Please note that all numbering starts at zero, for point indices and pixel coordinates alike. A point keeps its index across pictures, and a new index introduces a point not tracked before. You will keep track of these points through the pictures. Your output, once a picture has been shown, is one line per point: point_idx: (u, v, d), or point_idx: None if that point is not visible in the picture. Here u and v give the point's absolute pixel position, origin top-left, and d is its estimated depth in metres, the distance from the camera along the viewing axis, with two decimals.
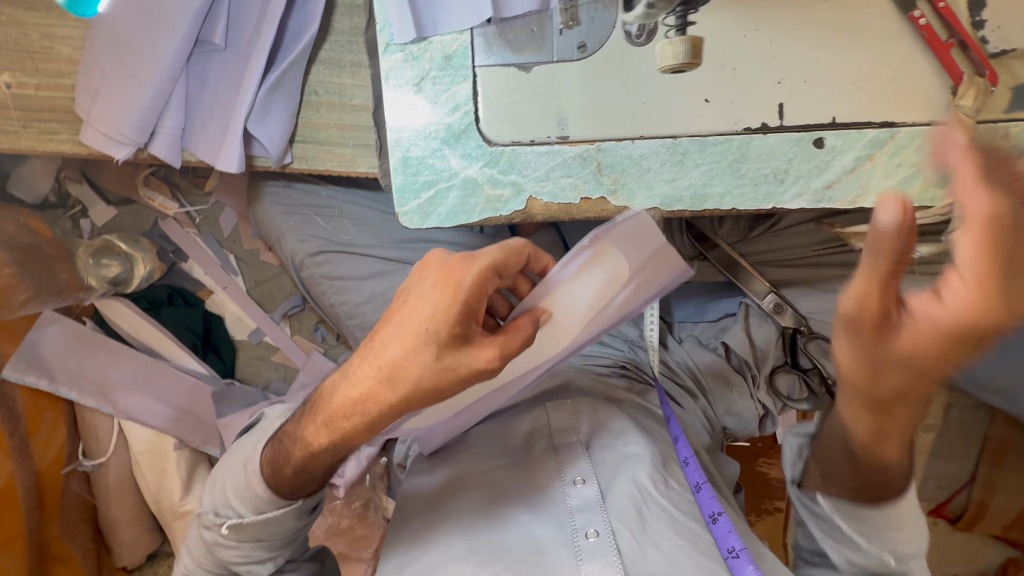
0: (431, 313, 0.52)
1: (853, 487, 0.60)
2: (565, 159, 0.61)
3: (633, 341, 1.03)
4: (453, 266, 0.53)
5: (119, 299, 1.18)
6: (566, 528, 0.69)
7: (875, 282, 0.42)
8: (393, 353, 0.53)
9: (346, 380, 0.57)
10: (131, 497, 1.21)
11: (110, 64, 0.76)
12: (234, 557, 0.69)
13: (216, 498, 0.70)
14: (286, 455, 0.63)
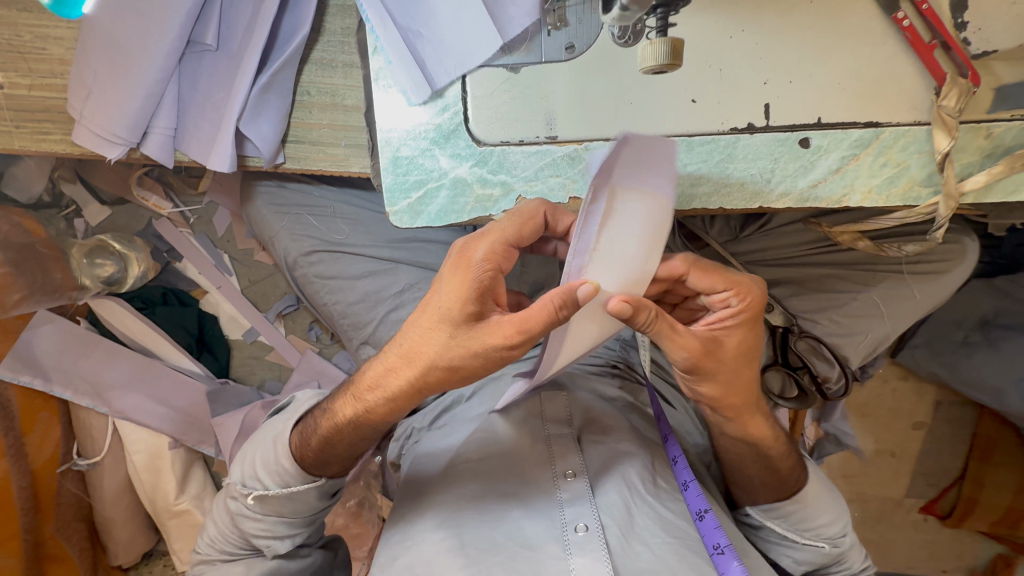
0: (448, 291, 0.54)
1: (773, 489, 0.74)
2: (554, 158, 0.61)
3: (625, 341, 1.02)
4: (470, 246, 0.55)
5: (113, 300, 1.18)
6: (556, 523, 0.70)
7: (696, 342, 0.60)
8: (415, 331, 0.56)
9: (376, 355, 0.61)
10: (127, 497, 1.22)
11: (102, 63, 0.76)
12: (257, 530, 0.70)
13: (242, 470, 0.72)
14: (314, 426, 0.66)
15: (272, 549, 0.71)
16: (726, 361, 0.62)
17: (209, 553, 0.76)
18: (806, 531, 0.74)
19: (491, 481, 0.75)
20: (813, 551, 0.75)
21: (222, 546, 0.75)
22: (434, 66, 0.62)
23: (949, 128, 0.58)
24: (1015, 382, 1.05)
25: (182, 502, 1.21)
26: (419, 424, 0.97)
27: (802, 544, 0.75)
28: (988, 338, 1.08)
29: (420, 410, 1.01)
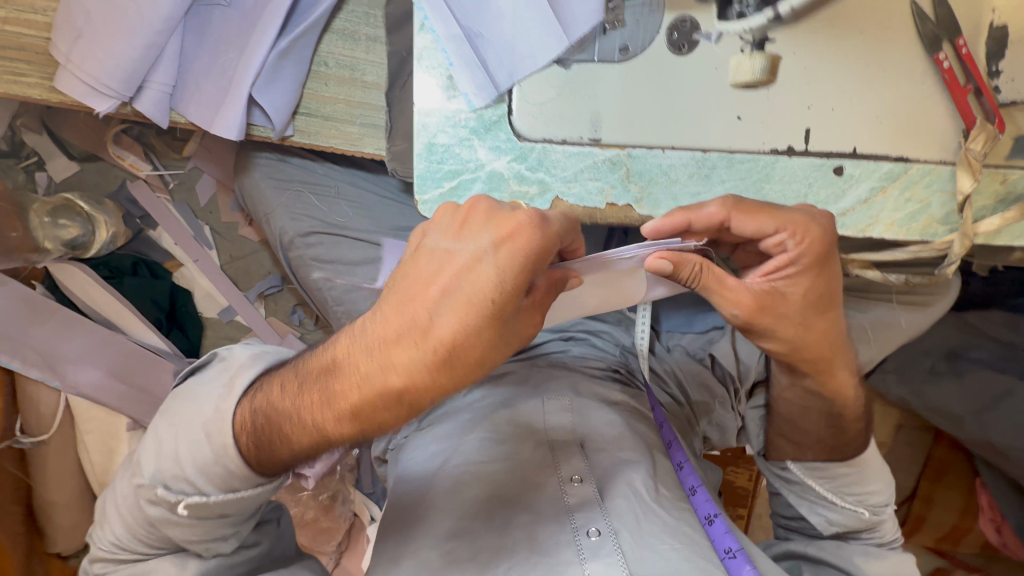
0: (502, 267, 0.47)
1: (827, 449, 0.77)
2: (595, 161, 0.60)
3: (625, 347, 1.04)
4: (506, 217, 0.49)
5: (76, 265, 1.07)
6: (566, 528, 0.70)
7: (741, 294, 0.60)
8: (452, 319, 0.47)
9: (367, 357, 0.49)
10: (73, 479, 1.12)
11: (97, 4, 0.68)
12: (189, 535, 0.63)
13: (163, 468, 0.61)
14: (283, 439, 0.55)
15: (213, 550, 0.65)
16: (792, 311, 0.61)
17: (115, 550, 0.67)
18: (847, 493, 0.76)
19: (501, 484, 0.76)
20: (850, 515, 0.77)
21: (136, 543, 0.65)
22: (484, 55, 0.59)
23: (974, 170, 0.60)
24: (974, 410, 1.10)
25: None
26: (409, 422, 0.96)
27: (837, 504, 0.77)
28: (952, 368, 1.14)
29: None
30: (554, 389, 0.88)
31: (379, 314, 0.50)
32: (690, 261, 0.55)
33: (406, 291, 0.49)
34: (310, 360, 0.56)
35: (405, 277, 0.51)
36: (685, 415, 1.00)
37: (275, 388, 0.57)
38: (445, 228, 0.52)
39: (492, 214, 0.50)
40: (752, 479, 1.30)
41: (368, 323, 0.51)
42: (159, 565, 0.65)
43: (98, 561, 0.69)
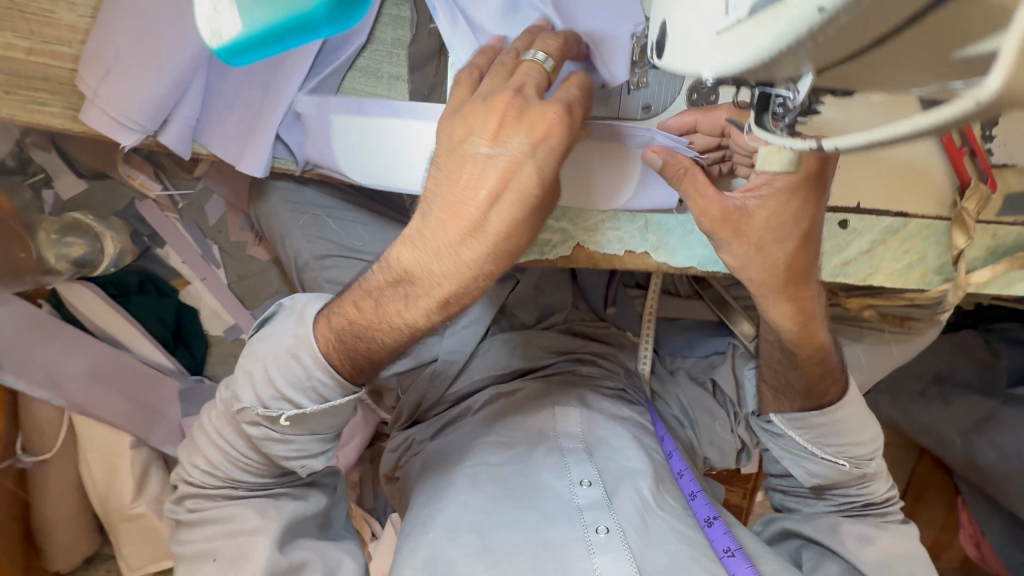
0: (547, 156, 0.52)
1: (803, 397, 0.78)
2: (616, 213, 0.64)
3: (629, 371, 1.07)
4: (535, 104, 0.52)
5: (83, 284, 1.08)
6: (577, 526, 0.74)
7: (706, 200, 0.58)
8: (504, 216, 0.52)
9: (438, 261, 0.55)
10: (71, 497, 1.11)
11: (127, 41, 0.69)
12: (287, 451, 0.68)
13: (260, 393, 0.65)
14: (371, 336, 0.60)
15: (307, 467, 0.71)
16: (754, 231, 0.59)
17: (206, 479, 0.73)
18: (835, 452, 0.79)
19: (515, 484, 0.79)
20: (830, 466, 0.79)
21: (231, 471, 0.72)
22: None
23: (967, 227, 0.64)
24: (962, 434, 1.13)
25: (139, 505, 1.08)
26: (420, 437, 1.02)
27: (820, 458, 0.79)
28: (941, 393, 1.18)
29: (422, 421, 1.05)
30: (565, 398, 0.92)
31: (434, 223, 0.55)
32: (680, 162, 0.57)
33: (455, 197, 0.53)
34: (375, 276, 0.60)
35: (450, 184, 0.54)
36: (685, 438, 1.05)
37: (349, 306, 0.61)
38: (480, 129, 0.53)
39: (518, 102, 0.52)
40: (746, 497, 1.34)
41: (427, 234, 0.55)
42: (241, 512, 0.70)
43: (188, 498, 0.74)
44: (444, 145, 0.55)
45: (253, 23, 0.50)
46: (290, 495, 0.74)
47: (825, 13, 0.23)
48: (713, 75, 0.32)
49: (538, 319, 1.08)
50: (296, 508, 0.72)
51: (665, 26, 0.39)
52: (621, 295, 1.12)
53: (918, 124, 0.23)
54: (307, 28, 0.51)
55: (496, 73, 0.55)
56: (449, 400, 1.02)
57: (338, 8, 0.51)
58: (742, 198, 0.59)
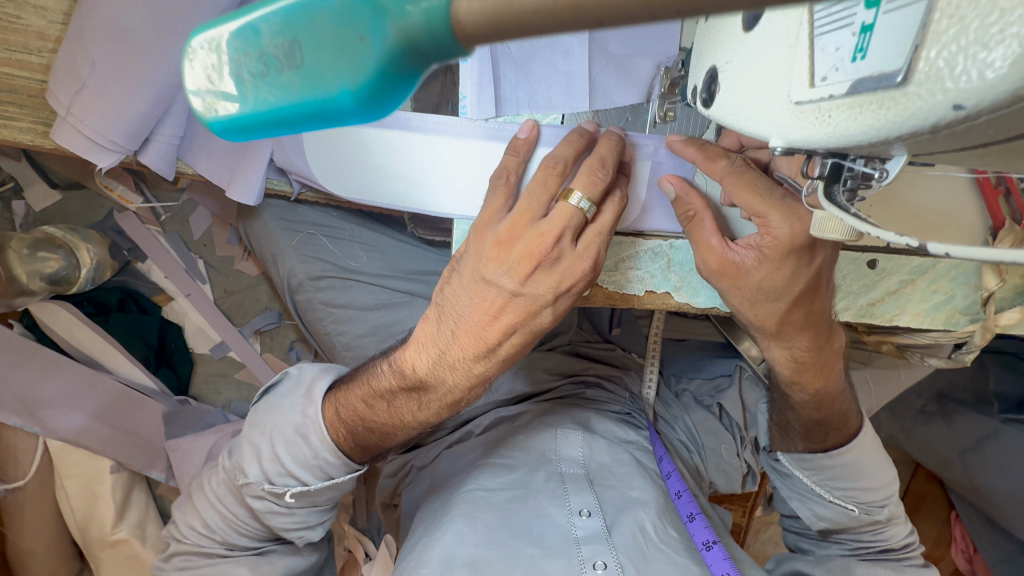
0: (566, 301, 0.53)
1: (803, 436, 0.69)
2: (636, 251, 0.60)
3: (634, 394, 1.03)
4: (568, 254, 0.50)
5: (58, 302, 1.02)
6: (574, 561, 0.69)
7: (706, 249, 0.53)
8: (516, 346, 0.54)
9: (450, 373, 0.55)
10: (49, 527, 1.03)
11: (104, 54, 0.62)
12: (288, 523, 0.64)
13: (265, 469, 0.62)
14: (387, 434, 0.60)
15: (304, 539, 0.67)
16: (752, 288, 0.53)
17: (201, 543, 0.68)
18: (841, 493, 0.69)
19: (509, 515, 0.74)
20: (839, 511, 0.70)
21: (225, 537, 0.67)
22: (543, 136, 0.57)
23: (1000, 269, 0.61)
24: (961, 452, 1.09)
25: (120, 531, 1.01)
26: (419, 463, 0.98)
27: (828, 501, 0.70)
28: (942, 409, 1.13)
29: (422, 446, 1.01)
30: (567, 422, 0.88)
31: (449, 338, 0.54)
32: (689, 202, 0.53)
33: (474, 324, 0.52)
34: (386, 376, 0.59)
35: (470, 306, 0.52)
36: (692, 463, 1.01)
37: (359, 402, 0.60)
38: (510, 268, 0.49)
39: (552, 249, 0.49)
40: (746, 515, 1.32)
41: (441, 343, 0.54)
42: (235, 570, 0.65)
43: (180, 554, 0.69)
44: (470, 262, 0.51)
45: (257, 113, 0.22)
46: (281, 549, 0.69)
47: (961, 113, 0.19)
48: (785, 144, 0.28)
49: (540, 340, 1.04)
50: (289, 562, 0.68)
51: (715, 73, 0.36)
52: (626, 317, 1.08)
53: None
54: (333, 120, 0.22)
55: (534, 201, 0.49)
56: (450, 425, 0.99)
57: (378, 98, 0.21)
58: (740, 252, 0.52)
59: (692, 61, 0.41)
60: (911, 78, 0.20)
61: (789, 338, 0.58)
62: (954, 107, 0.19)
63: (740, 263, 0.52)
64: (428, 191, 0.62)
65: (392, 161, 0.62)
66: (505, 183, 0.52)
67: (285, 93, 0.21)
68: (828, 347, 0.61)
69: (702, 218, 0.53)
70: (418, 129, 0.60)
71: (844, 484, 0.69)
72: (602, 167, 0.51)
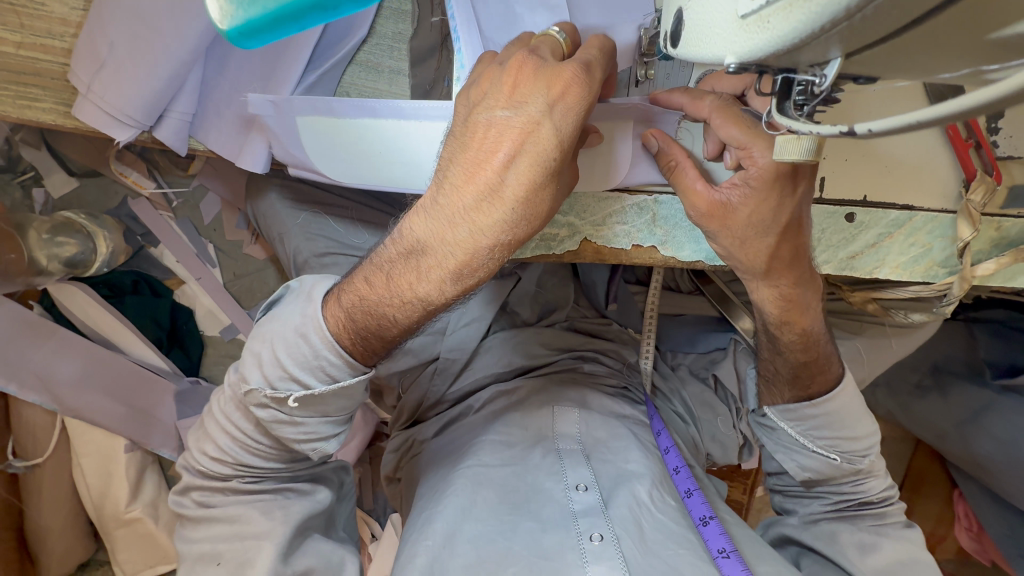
0: (568, 117, 0.50)
1: (789, 383, 0.72)
2: (623, 206, 0.64)
3: (629, 364, 1.06)
4: (554, 64, 0.50)
5: (75, 284, 1.06)
6: (571, 533, 0.70)
7: (692, 190, 0.56)
8: (520, 180, 0.50)
9: (449, 227, 0.52)
10: (68, 502, 1.06)
11: (121, 35, 0.67)
12: (298, 433, 0.65)
13: (267, 373, 0.62)
14: (388, 321, 0.58)
15: (318, 450, 0.69)
16: (740, 227, 0.56)
17: (212, 468, 0.70)
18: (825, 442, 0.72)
19: (511, 493, 0.76)
20: (821, 461, 0.72)
21: (235, 455, 0.69)
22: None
23: (973, 218, 0.63)
24: (957, 425, 1.08)
25: (134, 510, 1.05)
26: (422, 436, 1.01)
27: (810, 451, 0.72)
28: (937, 382, 1.13)
29: (423, 421, 1.04)
30: (565, 400, 0.91)
31: (442, 189, 0.53)
32: (670, 155, 0.57)
33: (469, 160, 0.51)
34: (387, 250, 0.58)
35: (461, 144, 0.52)
36: (689, 434, 1.03)
37: (360, 282, 0.59)
38: (495, 93, 0.51)
39: (538, 63, 0.50)
40: (746, 492, 1.33)
41: (439, 199, 0.53)
42: (248, 513, 0.68)
43: (195, 489, 0.72)
44: (458, 115, 0.54)
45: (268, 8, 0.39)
46: (297, 490, 0.73)
47: None
48: (736, 60, 0.31)
49: (538, 317, 1.07)
50: (303, 508, 0.71)
51: (680, 14, 0.39)
52: (622, 292, 1.10)
53: (969, 99, 0.23)
54: (339, 6, 0.40)
55: (511, 49, 0.53)
56: (451, 398, 1.01)
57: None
58: (727, 190, 0.56)
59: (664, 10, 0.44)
60: None
61: (776, 278, 0.61)
62: None
63: (728, 200, 0.56)
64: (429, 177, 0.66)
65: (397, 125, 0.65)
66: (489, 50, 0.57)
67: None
68: (811, 286, 0.64)
69: (680, 161, 0.57)
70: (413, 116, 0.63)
71: (826, 435, 0.71)
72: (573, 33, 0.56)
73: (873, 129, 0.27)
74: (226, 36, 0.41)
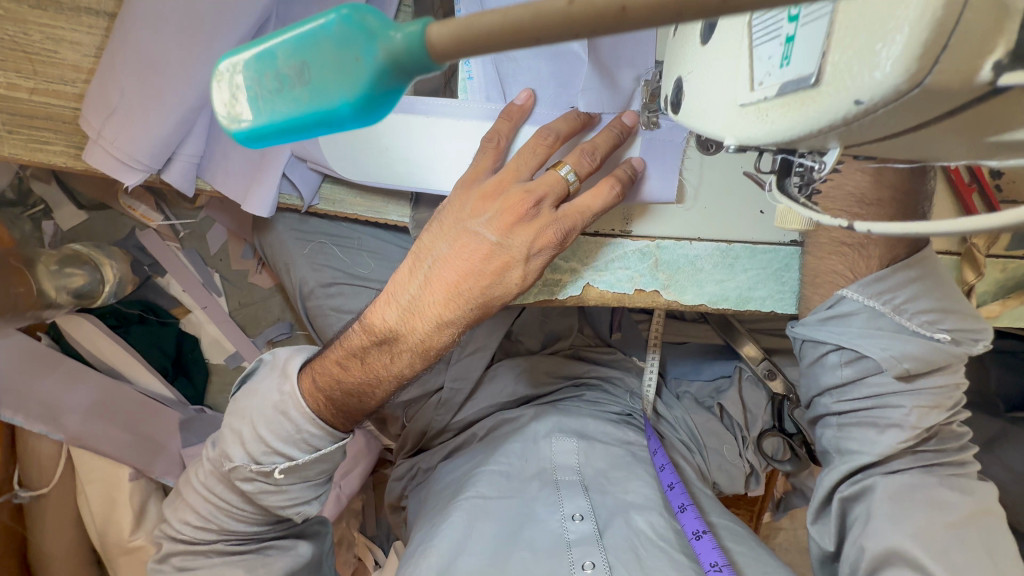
0: (541, 260, 0.58)
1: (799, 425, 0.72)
2: (625, 252, 0.65)
3: (634, 392, 1.04)
4: (545, 214, 0.56)
5: (82, 316, 1.08)
6: (563, 563, 0.70)
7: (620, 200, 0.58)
8: (485, 294, 0.58)
9: (420, 319, 0.59)
10: (72, 528, 1.06)
11: (131, 82, 0.68)
12: (283, 501, 0.68)
13: (250, 450, 0.65)
14: (367, 392, 0.63)
15: (303, 514, 0.71)
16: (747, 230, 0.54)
17: (196, 536, 0.72)
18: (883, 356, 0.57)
19: (508, 522, 0.76)
20: None
21: (223, 520, 0.72)
22: (536, 114, 0.62)
23: (976, 265, 0.63)
24: None
25: (137, 539, 1.01)
26: (425, 465, 1.02)
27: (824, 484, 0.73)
28: None
29: (428, 450, 1.04)
30: (565, 428, 0.89)
31: (420, 283, 0.59)
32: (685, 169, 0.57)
33: (449, 267, 0.58)
34: (356, 335, 0.63)
35: (449, 250, 0.58)
36: (695, 463, 1.03)
37: (333, 364, 0.63)
38: (489, 217, 0.56)
39: (532, 209, 0.55)
40: (754, 519, 1.31)
41: (417, 290, 0.59)
42: (231, 572, 0.68)
43: (176, 555, 0.72)
44: (451, 212, 0.59)
45: (273, 123, 0.26)
46: (278, 546, 0.74)
47: (862, 107, 0.22)
48: (736, 143, 0.31)
49: (542, 345, 1.06)
50: (287, 564, 0.72)
51: (680, 84, 0.39)
52: (627, 321, 1.06)
53: (969, 223, 0.26)
54: (335, 126, 0.25)
55: (522, 167, 0.57)
56: (456, 426, 1.00)
57: (371, 105, 0.24)
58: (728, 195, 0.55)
59: (664, 72, 0.44)
60: (822, 79, 0.24)
61: None
62: (855, 102, 0.22)
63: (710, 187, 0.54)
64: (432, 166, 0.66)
65: (400, 152, 0.65)
66: (497, 144, 0.59)
67: (291, 105, 0.25)
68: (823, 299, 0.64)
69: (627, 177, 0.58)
70: (420, 108, 0.64)
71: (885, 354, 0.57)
72: (594, 153, 0.57)
73: (872, 230, 0.29)
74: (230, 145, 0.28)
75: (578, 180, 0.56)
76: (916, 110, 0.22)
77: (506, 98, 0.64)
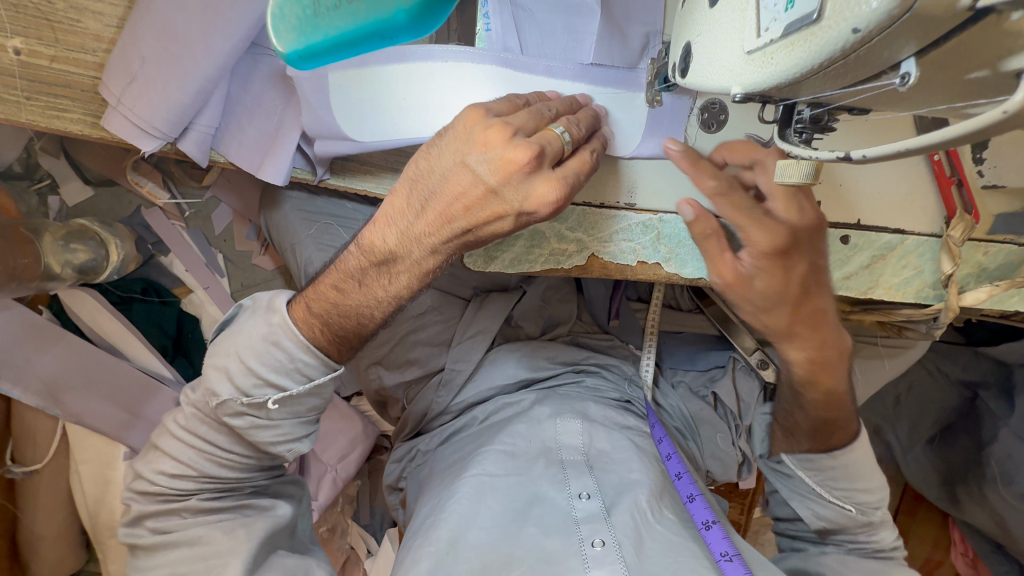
0: (531, 214, 0.58)
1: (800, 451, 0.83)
2: (630, 224, 0.68)
3: (629, 378, 1.05)
4: (541, 166, 0.55)
5: (85, 290, 1.07)
6: (573, 539, 0.72)
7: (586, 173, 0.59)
8: (474, 233, 0.59)
9: (416, 245, 0.60)
10: (63, 509, 1.02)
11: (152, 50, 0.70)
12: (275, 436, 0.69)
13: (239, 383, 0.65)
14: (365, 313, 0.65)
15: (293, 451, 0.72)
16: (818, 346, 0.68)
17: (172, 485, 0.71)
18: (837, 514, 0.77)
19: (521, 506, 0.76)
20: (838, 510, 0.79)
21: (204, 465, 0.71)
22: (551, 68, 0.64)
23: (951, 255, 0.66)
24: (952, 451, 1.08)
25: None
26: (425, 447, 1.02)
27: (828, 500, 0.80)
28: None
29: (426, 431, 1.05)
30: (566, 410, 0.91)
31: (417, 212, 0.59)
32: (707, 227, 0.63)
33: (443, 203, 0.58)
34: (354, 256, 0.64)
35: (443, 189, 0.57)
36: (687, 449, 1.03)
37: (330, 288, 0.64)
38: (485, 158, 0.54)
39: (533, 162, 0.54)
40: (744, 512, 1.33)
41: (410, 218, 0.60)
42: (233, 538, 0.69)
43: (149, 517, 0.71)
44: (451, 146, 0.57)
45: (331, 35, 0.37)
46: (259, 506, 0.75)
47: (859, 35, 0.26)
48: (742, 90, 0.34)
49: (541, 331, 1.07)
50: (267, 524, 0.72)
51: (688, 48, 0.42)
52: (625, 308, 1.10)
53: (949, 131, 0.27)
54: (389, 36, 0.37)
55: (521, 123, 0.55)
56: (455, 409, 1.01)
57: (423, 14, 0.36)
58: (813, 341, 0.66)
59: (671, 43, 0.48)
60: (824, 14, 0.27)
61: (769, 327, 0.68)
62: (853, 30, 0.25)
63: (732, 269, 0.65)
64: (438, 116, 0.66)
65: (418, 115, 0.67)
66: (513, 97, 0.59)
67: (352, 18, 0.37)
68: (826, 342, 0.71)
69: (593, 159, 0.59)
70: (441, 56, 0.65)
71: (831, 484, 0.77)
72: (581, 125, 0.59)
73: (868, 155, 0.31)
74: (287, 62, 0.39)
75: (571, 141, 0.57)
76: (911, 35, 0.25)
77: (522, 50, 0.65)
